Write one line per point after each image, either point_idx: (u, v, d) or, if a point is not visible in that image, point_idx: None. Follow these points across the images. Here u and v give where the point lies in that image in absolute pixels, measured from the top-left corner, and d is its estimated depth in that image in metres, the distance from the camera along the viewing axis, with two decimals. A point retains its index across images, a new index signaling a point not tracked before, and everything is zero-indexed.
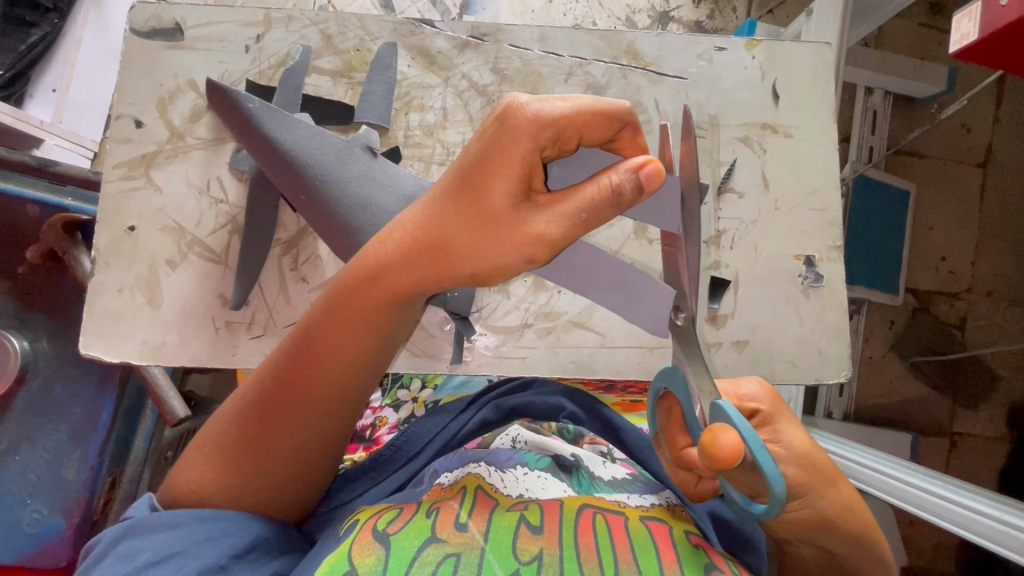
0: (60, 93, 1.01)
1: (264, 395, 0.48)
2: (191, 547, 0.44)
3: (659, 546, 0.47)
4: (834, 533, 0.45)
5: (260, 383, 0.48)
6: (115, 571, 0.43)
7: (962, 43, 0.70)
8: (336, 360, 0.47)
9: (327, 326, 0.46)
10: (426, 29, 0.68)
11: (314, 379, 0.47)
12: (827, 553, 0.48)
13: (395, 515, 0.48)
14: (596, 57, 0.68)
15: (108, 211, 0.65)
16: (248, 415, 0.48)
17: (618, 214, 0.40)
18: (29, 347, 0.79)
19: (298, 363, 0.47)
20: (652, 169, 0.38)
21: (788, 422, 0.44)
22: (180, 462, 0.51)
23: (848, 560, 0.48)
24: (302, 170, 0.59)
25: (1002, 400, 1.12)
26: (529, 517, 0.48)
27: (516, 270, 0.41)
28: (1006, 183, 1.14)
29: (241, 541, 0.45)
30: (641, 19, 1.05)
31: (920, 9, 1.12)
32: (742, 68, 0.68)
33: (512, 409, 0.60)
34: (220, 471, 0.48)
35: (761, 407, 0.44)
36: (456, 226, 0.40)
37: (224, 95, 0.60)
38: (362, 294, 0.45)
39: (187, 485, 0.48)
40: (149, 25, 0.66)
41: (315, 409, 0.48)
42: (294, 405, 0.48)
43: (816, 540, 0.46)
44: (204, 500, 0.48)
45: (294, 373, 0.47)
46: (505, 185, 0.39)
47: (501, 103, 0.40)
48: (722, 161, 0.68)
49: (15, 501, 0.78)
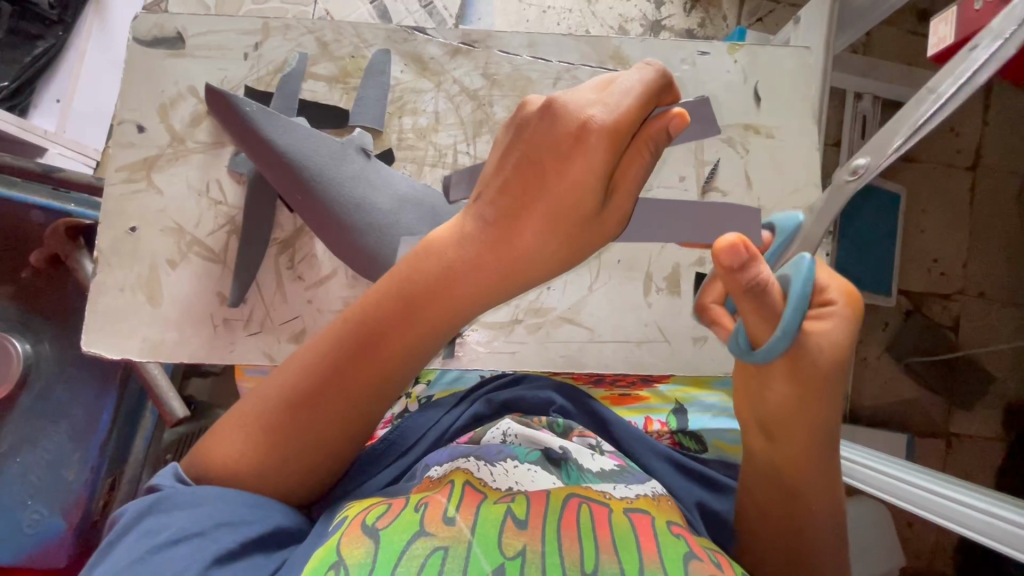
0: (64, 104, 1.03)
1: (319, 389, 0.47)
2: (209, 527, 0.44)
3: (640, 539, 0.47)
4: (787, 441, 0.47)
5: (311, 379, 0.47)
6: (136, 548, 0.43)
7: (939, 46, 0.72)
8: (389, 354, 0.47)
9: (385, 319, 0.46)
10: (419, 37, 0.70)
11: (364, 369, 0.47)
12: (778, 475, 0.50)
13: (384, 510, 0.49)
14: (583, 62, 0.70)
15: (111, 212, 0.67)
16: (300, 409, 0.47)
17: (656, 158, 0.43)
18: (32, 350, 0.80)
19: (357, 358, 0.47)
20: (679, 120, 0.41)
21: (842, 329, 0.41)
22: (208, 445, 0.49)
23: (803, 485, 0.49)
24: (310, 172, 0.60)
25: (996, 401, 1.13)
26: (515, 509, 0.49)
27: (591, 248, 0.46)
28: (994, 185, 1.16)
29: (259, 529, 0.46)
30: (633, 27, 1.07)
31: (906, 16, 1.15)
32: (725, 72, 0.70)
33: (503, 403, 0.64)
34: (264, 461, 0.48)
35: (831, 295, 0.41)
36: (537, 223, 0.43)
37: (233, 107, 0.61)
38: (424, 283, 0.45)
39: (223, 460, 0.48)
40: (152, 34, 0.69)
41: (375, 400, 0.48)
42: (343, 396, 0.47)
43: (772, 436, 0.48)
44: (247, 486, 0.48)
45: (347, 361, 0.47)
46: (584, 182, 0.41)
47: (568, 108, 0.41)
48: (706, 160, 0.70)
49: (16, 502, 0.79)
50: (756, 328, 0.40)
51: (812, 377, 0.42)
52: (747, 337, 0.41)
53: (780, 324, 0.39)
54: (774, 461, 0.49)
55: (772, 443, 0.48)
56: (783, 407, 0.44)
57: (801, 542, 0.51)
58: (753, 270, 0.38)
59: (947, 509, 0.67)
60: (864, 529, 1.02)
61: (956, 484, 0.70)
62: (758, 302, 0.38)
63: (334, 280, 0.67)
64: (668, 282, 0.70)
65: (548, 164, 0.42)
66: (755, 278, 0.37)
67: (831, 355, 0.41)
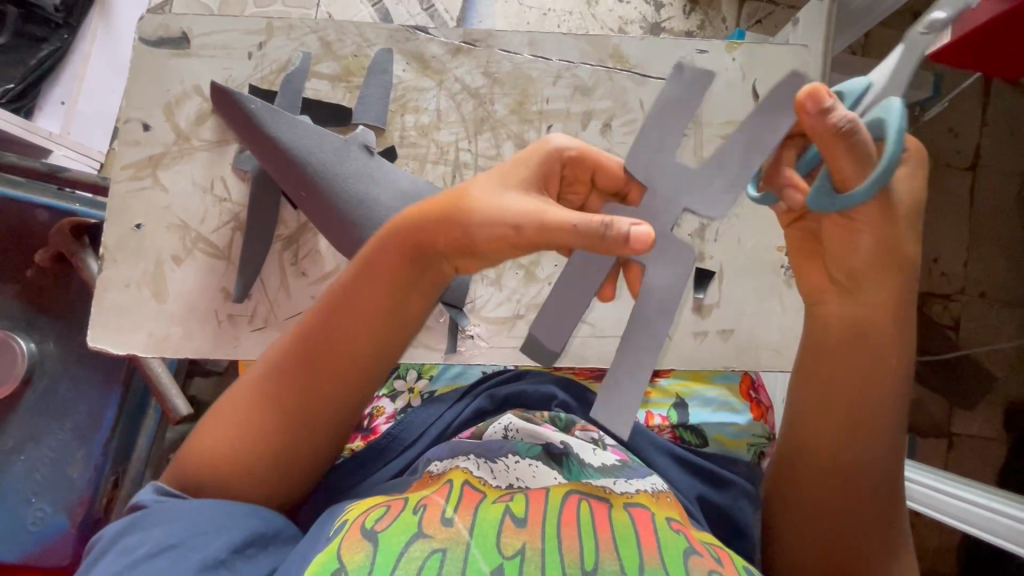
0: (69, 106, 1.04)
1: (287, 360, 0.49)
2: (188, 540, 0.45)
3: (640, 533, 0.47)
4: (875, 293, 0.46)
5: (283, 352, 0.49)
6: (114, 566, 0.44)
7: (936, 46, 0.73)
8: (352, 350, 0.48)
9: (343, 317, 0.48)
10: (421, 36, 0.71)
11: (328, 363, 0.48)
12: (859, 345, 0.48)
13: (383, 512, 0.49)
14: (583, 60, 0.71)
15: (116, 210, 0.67)
16: (270, 380, 0.49)
17: (585, 245, 0.39)
18: (36, 349, 0.81)
19: (321, 331, 0.48)
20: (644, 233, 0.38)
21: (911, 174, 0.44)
22: (196, 434, 0.52)
23: (883, 358, 0.47)
24: (312, 168, 0.61)
25: (997, 400, 1.13)
26: (513, 508, 0.48)
27: (513, 243, 0.41)
28: (993, 184, 1.16)
29: (240, 535, 0.46)
30: (633, 29, 1.08)
31: (904, 17, 1.16)
32: (724, 70, 0.71)
33: (505, 399, 0.65)
34: (230, 436, 0.49)
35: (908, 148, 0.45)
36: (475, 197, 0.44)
37: (229, 103, 0.62)
38: (379, 276, 0.47)
39: (203, 451, 0.50)
40: (157, 34, 0.69)
41: (335, 376, 0.49)
42: (307, 368, 0.49)
43: (855, 293, 0.47)
44: (212, 470, 0.49)
45: (312, 357, 0.48)
46: (519, 176, 0.44)
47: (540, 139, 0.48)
48: (706, 157, 0.71)
49: (20, 500, 0.80)
50: (845, 170, 0.41)
51: (900, 214, 0.44)
52: (833, 186, 0.43)
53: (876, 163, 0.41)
54: (855, 320, 0.47)
55: (859, 295, 0.47)
56: (875, 249, 0.45)
57: (867, 434, 0.48)
58: (840, 114, 0.40)
59: (952, 507, 0.67)
60: None
61: (958, 480, 0.71)
62: (853, 147, 0.40)
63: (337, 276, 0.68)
64: None
65: (484, 180, 0.44)
66: (849, 119, 0.39)
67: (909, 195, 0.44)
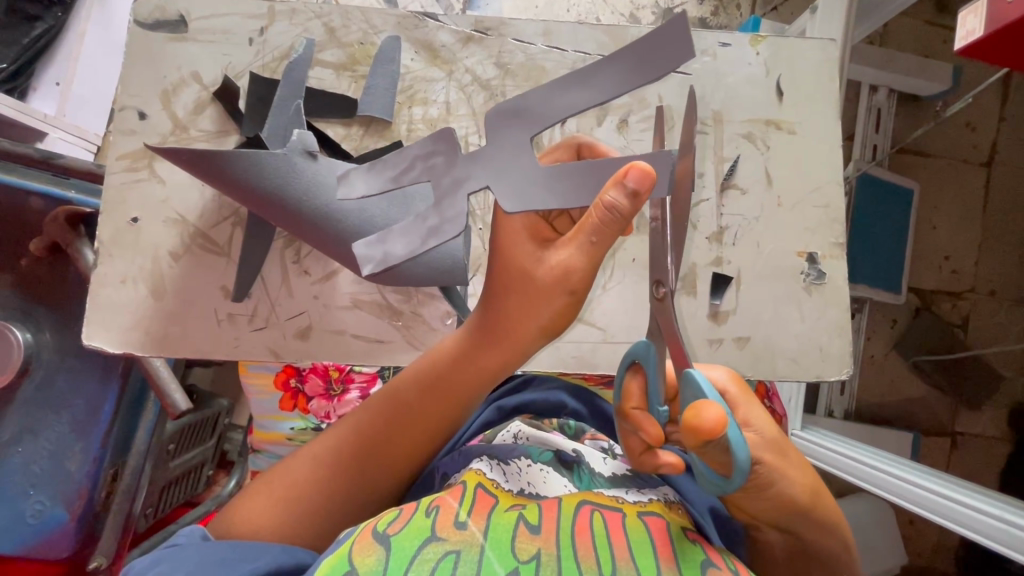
0: (64, 87, 1.01)
1: (354, 449, 0.49)
2: (218, 570, 0.42)
3: (656, 544, 0.44)
4: (809, 515, 0.45)
5: (350, 439, 0.49)
6: None
7: (968, 39, 0.71)
8: (426, 424, 0.50)
9: (419, 397, 0.49)
10: (430, 23, 0.68)
11: (397, 439, 0.49)
12: (792, 536, 0.48)
13: (394, 515, 0.44)
14: (599, 51, 0.68)
15: (111, 201, 0.65)
16: (336, 466, 0.48)
17: (627, 225, 0.40)
18: (32, 339, 0.78)
19: (396, 426, 0.49)
20: (638, 173, 0.38)
21: (757, 407, 0.44)
22: (241, 497, 0.49)
23: (815, 544, 0.48)
24: (283, 207, 0.58)
25: (1003, 401, 1.11)
26: (527, 515, 0.44)
27: (553, 313, 0.44)
28: (1011, 181, 1.14)
29: (266, 565, 0.42)
30: (645, 15, 1.05)
31: (926, 6, 1.12)
32: (747, 64, 0.69)
33: (514, 409, 0.62)
34: (286, 517, 0.47)
35: (728, 389, 0.44)
36: (510, 302, 0.45)
37: (237, 183, 0.58)
38: (452, 374, 0.49)
39: (247, 520, 0.47)
40: (153, 17, 0.66)
41: (392, 470, 0.49)
42: (374, 459, 0.49)
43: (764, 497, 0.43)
44: (257, 535, 0.46)
45: (379, 439, 0.49)
46: (525, 251, 0.44)
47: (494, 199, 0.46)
48: (726, 156, 0.68)
49: (18, 492, 0.78)
50: (715, 458, 0.37)
51: (766, 450, 0.42)
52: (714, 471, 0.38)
53: (734, 455, 0.36)
54: (765, 512, 0.44)
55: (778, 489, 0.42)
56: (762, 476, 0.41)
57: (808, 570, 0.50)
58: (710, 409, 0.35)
59: (961, 514, 0.66)
60: (866, 527, 1.02)
61: (970, 486, 0.70)
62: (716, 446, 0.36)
63: (340, 274, 0.67)
64: (684, 282, 0.68)
65: (523, 251, 0.44)
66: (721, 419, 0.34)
67: (771, 432, 0.43)
